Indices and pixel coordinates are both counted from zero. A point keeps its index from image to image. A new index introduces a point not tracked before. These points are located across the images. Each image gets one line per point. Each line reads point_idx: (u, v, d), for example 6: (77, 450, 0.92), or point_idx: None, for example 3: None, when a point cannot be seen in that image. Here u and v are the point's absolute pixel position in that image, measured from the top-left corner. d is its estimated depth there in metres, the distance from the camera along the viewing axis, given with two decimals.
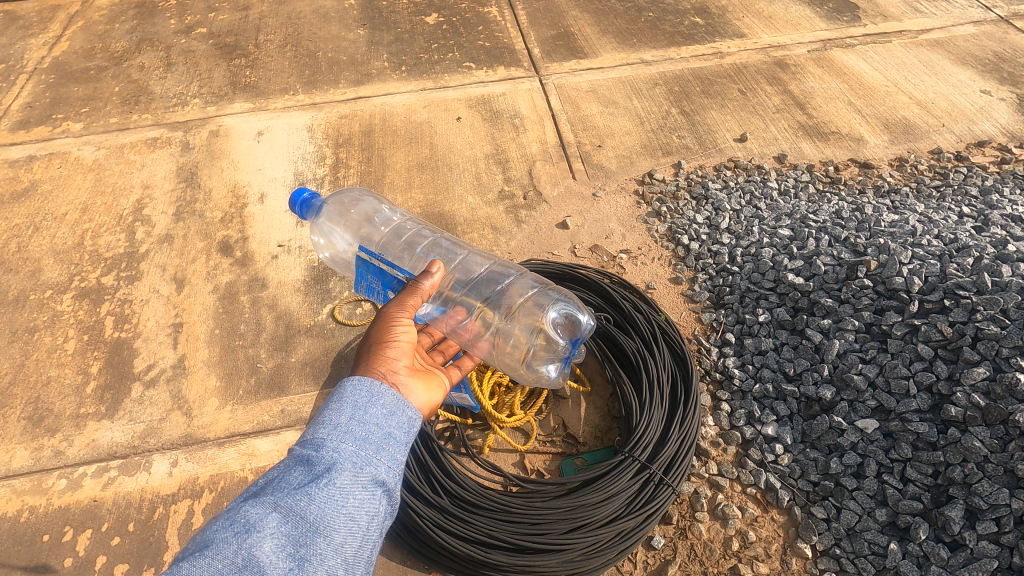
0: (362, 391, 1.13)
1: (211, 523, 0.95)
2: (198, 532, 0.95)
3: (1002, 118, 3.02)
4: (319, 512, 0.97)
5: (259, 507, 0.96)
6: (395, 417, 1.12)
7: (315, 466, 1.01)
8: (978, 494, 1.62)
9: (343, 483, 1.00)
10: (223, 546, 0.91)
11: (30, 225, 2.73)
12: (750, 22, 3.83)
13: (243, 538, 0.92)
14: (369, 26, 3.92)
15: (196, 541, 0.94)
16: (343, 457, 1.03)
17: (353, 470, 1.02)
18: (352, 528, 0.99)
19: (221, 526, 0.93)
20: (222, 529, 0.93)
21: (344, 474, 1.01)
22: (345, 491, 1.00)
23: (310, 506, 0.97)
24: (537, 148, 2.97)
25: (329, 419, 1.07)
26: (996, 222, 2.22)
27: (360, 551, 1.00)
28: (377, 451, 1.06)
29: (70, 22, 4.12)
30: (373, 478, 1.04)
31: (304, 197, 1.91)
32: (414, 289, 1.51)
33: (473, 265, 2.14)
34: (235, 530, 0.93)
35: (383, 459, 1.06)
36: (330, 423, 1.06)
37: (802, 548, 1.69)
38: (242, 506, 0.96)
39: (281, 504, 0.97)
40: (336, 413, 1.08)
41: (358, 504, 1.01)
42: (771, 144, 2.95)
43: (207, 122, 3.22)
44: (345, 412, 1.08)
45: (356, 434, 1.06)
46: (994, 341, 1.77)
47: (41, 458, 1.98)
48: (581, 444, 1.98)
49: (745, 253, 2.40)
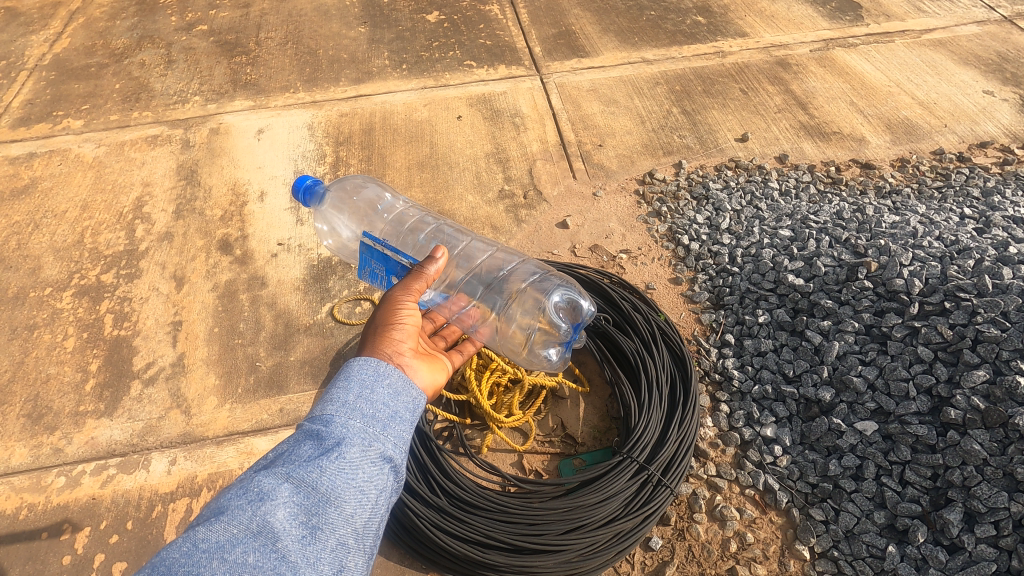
0: (369, 370, 1.13)
1: (224, 492, 0.95)
2: (211, 502, 0.95)
3: (1005, 119, 3.01)
4: (330, 483, 0.97)
5: (271, 477, 0.96)
6: (402, 396, 1.12)
7: (325, 440, 1.01)
8: (977, 497, 1.62)
9: (354, 457, 1.00)
10: (237, 513, 0.91)
11: (30, 222, 2.73)
12: (752, 21, 3.81)
13: (257, 506, 0.92)
14: (370, 23, 3.91)
15: (209, 510, 0.93)
16: (353, 432, 1.03)
17: (362, 444, 1.02)
18: (362, 500, 0.99)
19: (234, 495, 0.93)
20: (235, 497, 0.93)
21: (353, 447, 1.01)
22: (355, 464, 1.00)
23: (322, 477, 0.97)
24: (537, 147, 2.96)
25: (337, 396, 1.07)
26: (997, 223, 2.21)
27: (369, 524, 1.00)
28: (385, 427, 1.06)
29: (72, 18, 4.12)
30: (382, 453, 1.04)
31: (307, 184, 1.90)
32: (418, 273, 1.49)
33: (475, 251, 2.14)
34: (249, 498, 0.92)
35: (390, 435, 1.06)
36: (338, 399, 1.06)
37: (801, 550, 1.68)
38: (254, 477, 0.96)
39: (293, 475, 0.96)
40: (344, 390, 1.08)
41: (368, 477, 1.01)
42: (772, 144, 2.94)
43: (207, 120, 3.22)
44: (353, 389, 1.09)
45: (365, 411, 1.06)
46: (994, 343, 1.76)
47: (41, 455, 1.98)
48: (580, 444, 1.97)
49: (745, 253, 2.39)
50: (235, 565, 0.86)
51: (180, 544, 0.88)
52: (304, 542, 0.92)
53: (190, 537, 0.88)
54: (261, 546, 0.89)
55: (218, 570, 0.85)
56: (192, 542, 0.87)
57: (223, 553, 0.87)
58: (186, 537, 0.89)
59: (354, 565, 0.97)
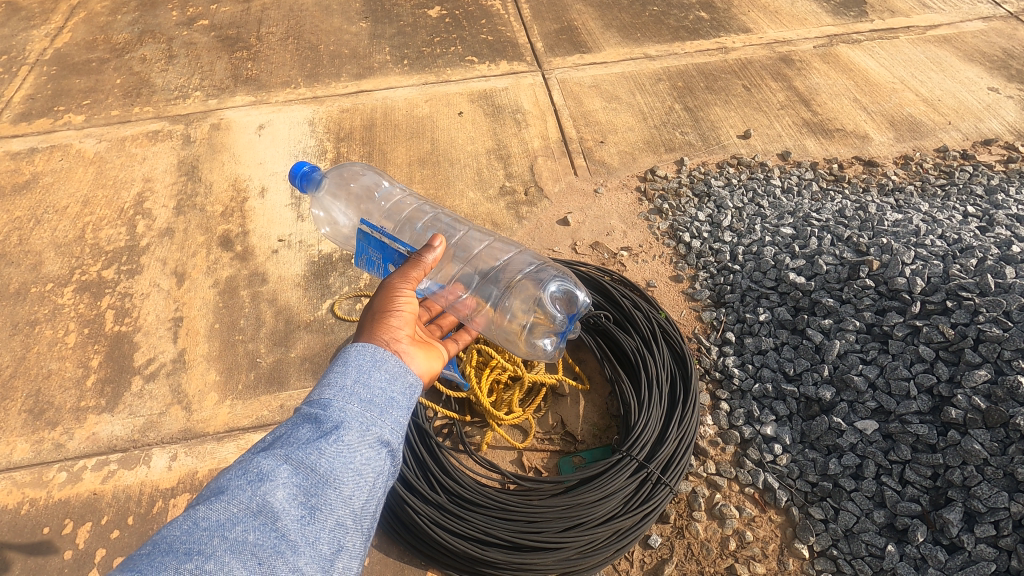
0: (367, 356, 1.12)
1: (225, 472, 0.95)
2: (212, 481, 0.95)
3: (1009, 116, 2.99)
4: (328, 466, 0.97)
5: (270, 458, 0.96)
6: (399, 381, 1.12)
7: (323, 423, 1.01)
8: (978, 497, 1.62)
9: (351, 440, 1.00)
10: (238, 492, 0.91)
11: (31, 218, 2.73)
12: (755, 17, 3.79)
13: (257, 486, 0.92)
14: (371, 19, 3.90)
15: (210, 489, 0.94)
16: (350, 416, 1.02)
17: (360, 428, 1.02)
18: (360, 482, 0.99)
19: (234, 475, 0.94)
20: (235, 477, 0.94)
21: (351, 431, 1.01)
22: (353, 447, 1.00)
23: (320, 459, 0.97)
24: (539, 143, 2.95)
25: (335, 379, 1.07)
26: (1001, 222, 2.20)
27: (367, 505, 1.00)
28: (382, 411, 1.06)
29: (73, 13, 4.11)
30: (379, 437, 1.03)
31: (304, 170, 1.89)
32: (417, 261, 1.48)
33: (472, 241, 2.14)
34: (248, 479, 0.93)
35: (388, 420, 1.06)
36: (336, 383, 1.06)
37: (800, 548, 1.68)
38: (254, 457, 0.97)
39: (292, 456, 0.96)
40: (342, 374, 1.08)
41: (366, 460, 1.01)
42: (775, 141, 2.93)
43: (207, 115, 3.22)
44: (351, 373, 1.08)
45: (362, 395, 1.05)
46: (996, 343, 1.76)
47: (42, 451, 1.99)
48: (579, 442, 1.97)
49: (746, 251, 2.38)
50: (235, 543, 0.87)
51: (181, 522, 0.89)
52: (303, 522, 0.93)
53: (192, 516, 0.89)
54: (261, 525, 0.90)
55: (219, 547, 0.86)
56: (194, 520, 0.89)
57: (223, 531, 0.88)
58: (187, 515, 0.90)
59: (353, 545, 0.97)
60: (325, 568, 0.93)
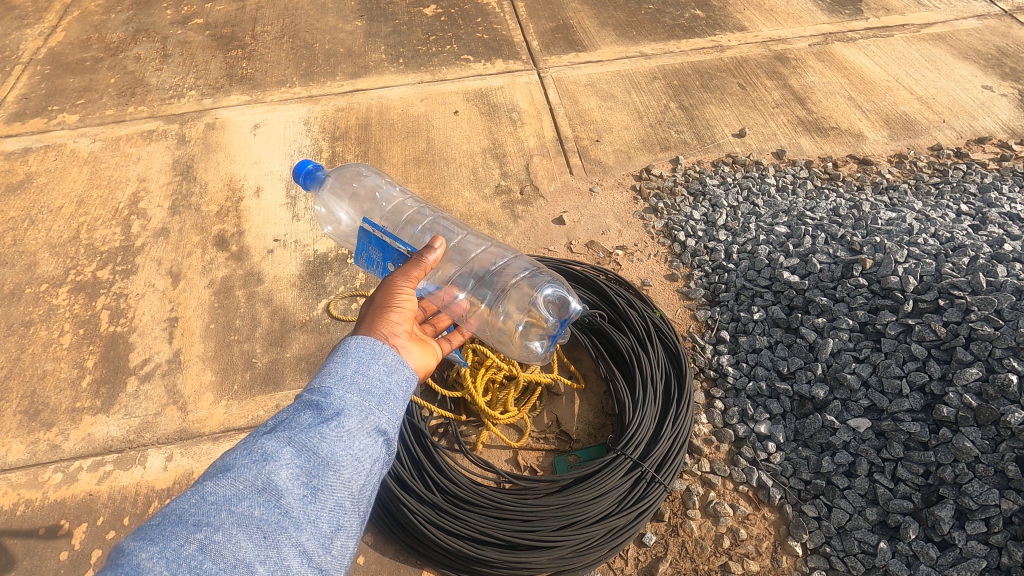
0: (366, 348, 1.12)
1: (230, 451, 0.96)
2: (217, 461, 0.96)
3: (1002, 114, 3.00)
4: (330, 449, 0.97)
5: (274, 440, 0.96)
6: (397, 373, 1.11)
7: (324, 410, 1.01)
8: (968, 494, 1.64)
9: (351, 426, 1.01)
10: (243, 470, 0.92)
11: (26, 218, 2.72)
12: (751, 15, 3.79)
13: (262, 465, 0.93)
14: (366, 17, 3.88)
15: (215, 467, 0.95)
16: (351, 404, 1.03)
17: (359, 416, 1.02)
18: (359, 468, 1.00)
19: (240, 455, 0.94)
20: (241, 456, 0.94)
21: (351, 418, 1.01)
22: (353, 433, 1.00)
23: (322, 443, 0.97)
24: (534, 142, 2.96)
25: (335, 369, 1.07)
26: (993, 220, 2.21)
27: (364, 489, 1.01)
28: (380, 402, 1.06)
29: (66, 11, 4.10)
30: (376, 426, 1.04)
31: (309, 168, 1.88)
32: (417, 261, 1.48)
33: (469, 245, 2.13)
34: (253, 458, 0.93)
35: (385, 410, 1.06)
36: (336, 373, 1.06)
37: (793, 546, 1.70)
38: (258, 439, 0.97)
39: (295, 439, 0.97)
40: (342, 365, 1.08)
41: (364, 447, 1.01)
42: (770, 140, 2.94)
43: (203, 115, 3.21)
44: (351, 364, 1.08)
45: (362, 385, 1.06)
46: (987, 341, 1.78)
47: (37, 452, 1.99)
48: (575, 440, 1.98)
49: (741, 249, 2.39)
50: (241, 517, 0.88)
51: (189, 496, 0.89)
52: (305, 500, 0.93)
53: (198, 491, 0.90)
54: (265, 502, 0.90)
55: (226, 521, 0.87)
56: (201, 495, 0.89)
57: (230, 506, 0.88)
58: (194, 490, 0.90)
59: (351, 526, 0.98)
60: (325, 545, 0.93)
